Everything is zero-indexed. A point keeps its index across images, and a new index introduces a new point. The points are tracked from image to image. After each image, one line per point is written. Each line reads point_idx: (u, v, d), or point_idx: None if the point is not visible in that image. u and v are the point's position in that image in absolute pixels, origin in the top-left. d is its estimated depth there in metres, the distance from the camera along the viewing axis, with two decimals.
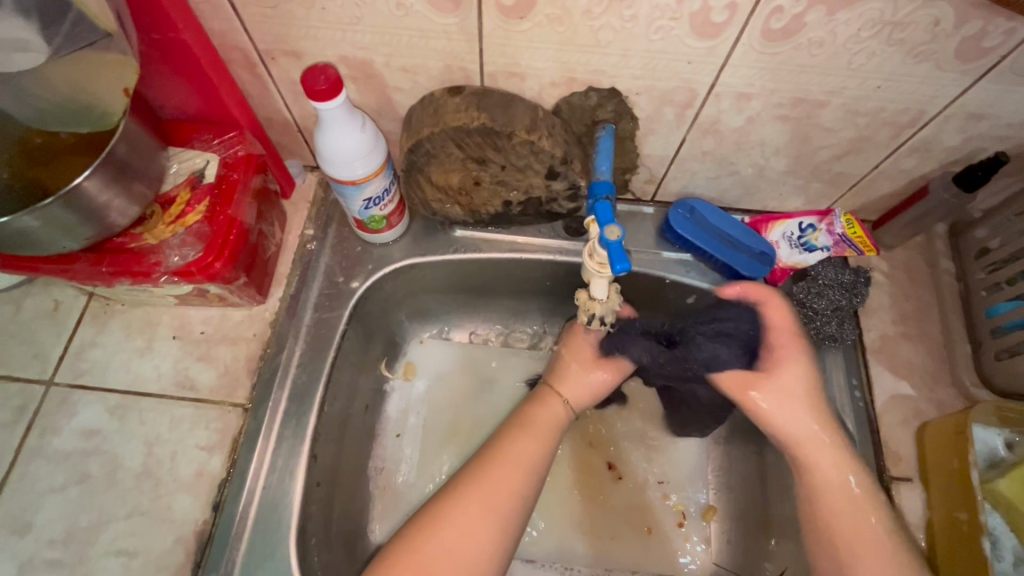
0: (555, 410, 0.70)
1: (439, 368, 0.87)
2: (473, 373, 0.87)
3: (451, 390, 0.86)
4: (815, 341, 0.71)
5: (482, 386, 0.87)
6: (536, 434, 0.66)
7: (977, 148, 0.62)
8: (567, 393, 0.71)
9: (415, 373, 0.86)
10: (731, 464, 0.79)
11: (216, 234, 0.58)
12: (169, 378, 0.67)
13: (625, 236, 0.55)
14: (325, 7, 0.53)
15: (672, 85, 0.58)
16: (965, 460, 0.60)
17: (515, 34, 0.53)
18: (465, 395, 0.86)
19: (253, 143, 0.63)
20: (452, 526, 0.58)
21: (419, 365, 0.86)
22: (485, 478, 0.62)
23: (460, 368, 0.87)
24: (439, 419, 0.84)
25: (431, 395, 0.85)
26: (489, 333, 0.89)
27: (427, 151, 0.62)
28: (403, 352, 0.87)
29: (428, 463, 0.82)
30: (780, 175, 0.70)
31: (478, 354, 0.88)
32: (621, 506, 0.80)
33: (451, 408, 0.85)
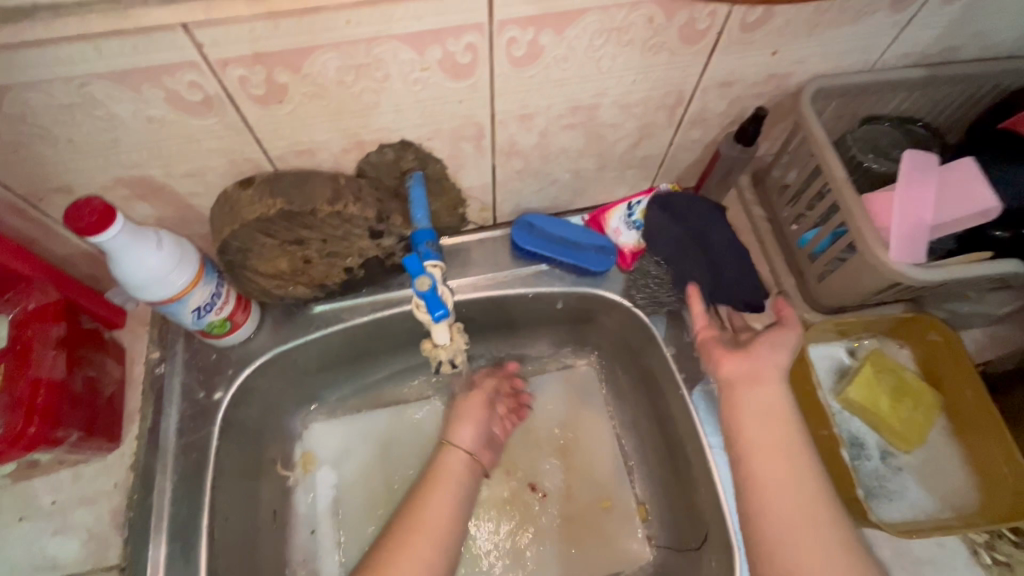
0: (450, 455, 0.76)
1: (342, 447, 0.84)
2: (376, 441, 0.85)
3: (359, 466, 0.83)
4: (670, 303, 0.77)
5: (388, 452, 0.84)
6: (444, 480, 0.72)
7: (743, 107, 0.69)
8: (458, 436, 0.78)
9: (315, 460, 0.83)
10: (646, 447, 0.83)
11: (19, 401, 0.53)
12: (25, 565, 0.60)
13: (434, 284, 0.61)
14: (73, 139, 0.50)
15: (456, 123, 0.60)
16: (812, 380, 0.66)
17: (282, 116, 0.53)
18: (374, 464, 0.83)
19: (48, 291, 0.58)
20: (413, 556, 0.62)
21: (318, 451, 0.83)
22: (420, 506, 0.69)
23: (361, 440, 0.85)
24: (355, 498, 0.81)
25: (340, 479, 0.82)
26: (385, 396, 0.87)
27: (238, 247, 0.60)
28: (299, 443, 0.83)
29: (354, 548, 0.78)
30: (595, 172, 0.75)
31: (378, 419, 0.86)
32: (553, 521, 0.81)
33: (364, 485, 0.82)
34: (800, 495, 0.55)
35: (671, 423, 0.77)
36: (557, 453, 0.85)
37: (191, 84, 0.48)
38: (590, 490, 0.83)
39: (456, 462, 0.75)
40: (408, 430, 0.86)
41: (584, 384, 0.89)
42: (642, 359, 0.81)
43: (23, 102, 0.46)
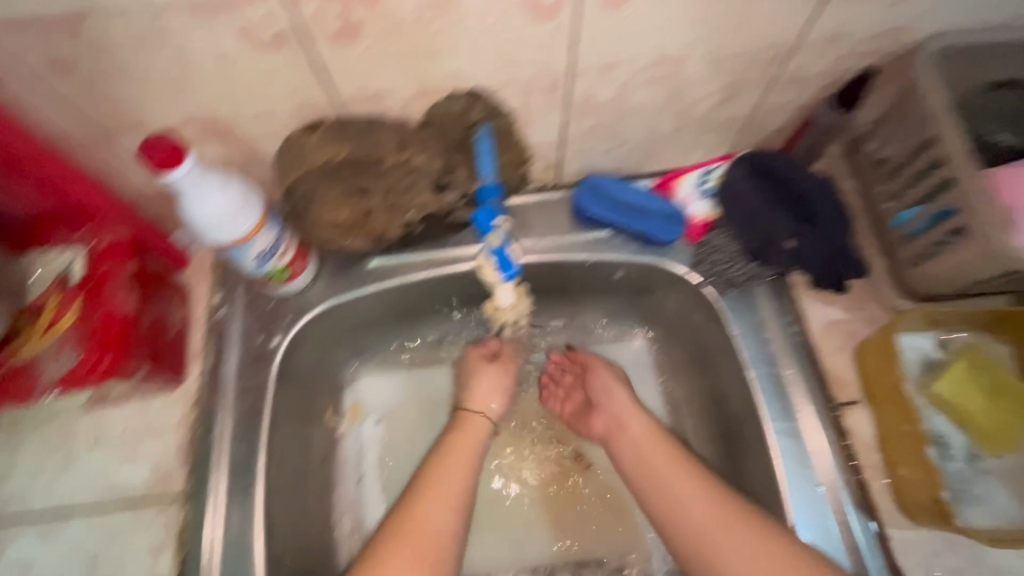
0: (476, 424, 0.74)
1: (391, 403, 0.85)
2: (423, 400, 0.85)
3: (407, 423, 0.84)
4: (741, 283, 0.72)
5: (430, 410, 0.84)
6: (465, 448, 0.72)
7: (847, 67, 0.62)
8: (484, 402, 0.77)
9: (364, 412, 0.84)
10: (699, 428, 0.80)
11: (95, 331, 0.54)
12: (98, 488, 0.64)
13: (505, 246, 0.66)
14: (146, 73, 0.49)
15: (532, 72, 0.56)
16: (897, 372, 0.62)
17: (353, 56, 0.51)
18: (416, 422, 0.84)
19: (119, 227, 0.59)
20: (427, 523, 0.63)
21: (366, 403, 0.84)
22: (444, 463, 0.70)
23: (409, 398, 0.85)
24: (402, 453, 0.82)
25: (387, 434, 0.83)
26: (433, 356, 0.86)
27: (303, 195, 0.59)
28: (347, 395, 0.84)
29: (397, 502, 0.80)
30: (671, 134, 0.70)
31: (424, 377, 0.86)
32: (594, 494, 0.81)
33: (411, 440, 0.83)
34: (719, 530, 0.60)
35: (729, 405, 0.74)
36: None
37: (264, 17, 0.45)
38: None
39: (478, 424, 0.75)
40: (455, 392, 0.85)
41: (637, 359, 0.86)
42: (703, 336, 0.77)
43: (99, 30, 0.45)
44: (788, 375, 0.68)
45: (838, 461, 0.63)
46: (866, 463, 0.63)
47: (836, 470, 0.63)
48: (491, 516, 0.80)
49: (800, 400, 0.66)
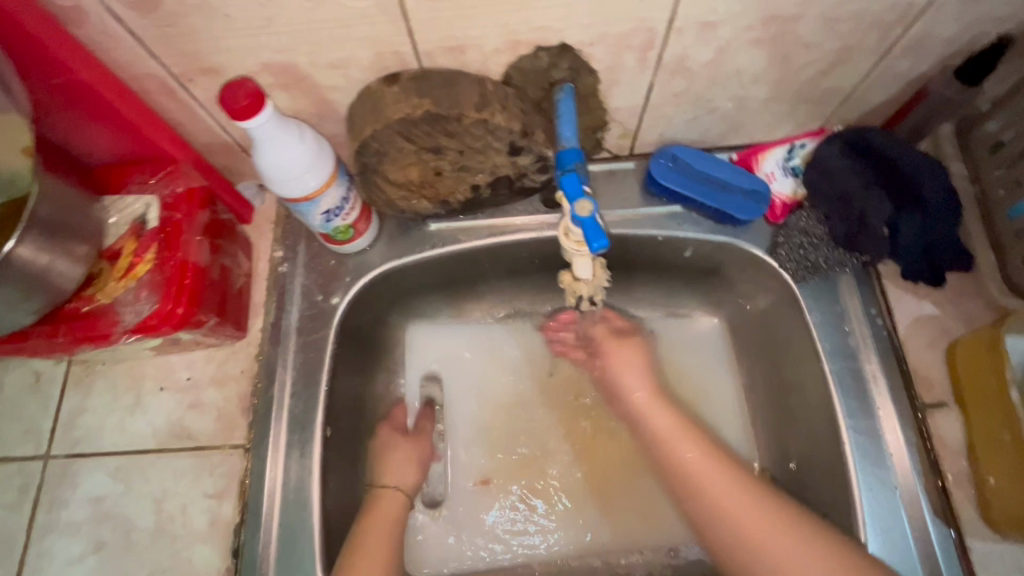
0: (390, 497, 0.66)
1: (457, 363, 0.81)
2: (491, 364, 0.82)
3: (470, 389, 0.81)
4: (824, 269, 0.67)
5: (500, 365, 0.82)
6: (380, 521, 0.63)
7: (979, 35, 0.55)
8: (394, 477, 0.68)
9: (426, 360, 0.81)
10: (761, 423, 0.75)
11: (170, 281, 0.54)
12: (164, 431, 0.65)
13: (597, 210, 0.54)
14: (229, 14, 0.47)
15: (627, 28, 0.52)
16: (1002, 377, 0.56)
17: (442, 3, 0.47)
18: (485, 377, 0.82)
19: (192, 175, 0.59)
20: None
21: (428, 352, 0.81)
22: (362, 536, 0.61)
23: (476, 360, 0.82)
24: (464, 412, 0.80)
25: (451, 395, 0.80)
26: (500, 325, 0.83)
27: (376, 150, 0.57)
28: (409, 342, 0.81)
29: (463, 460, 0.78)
30: (763, 104, 0.64)
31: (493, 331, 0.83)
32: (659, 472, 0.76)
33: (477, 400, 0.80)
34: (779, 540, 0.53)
35: (796, 397, 0.70)
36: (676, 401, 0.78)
37: None
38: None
39: (394, 498, 0.66)
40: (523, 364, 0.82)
41: (702, 337, 0.81)
42: (772, 325, 0.73)
43: None
44: (868, 369, 0.64)
45: (917, 464, 0.60)
46: (948, 468, 0.59)
47: (915, 472, 0.60)
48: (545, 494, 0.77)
49: (880, 396, 0.63)
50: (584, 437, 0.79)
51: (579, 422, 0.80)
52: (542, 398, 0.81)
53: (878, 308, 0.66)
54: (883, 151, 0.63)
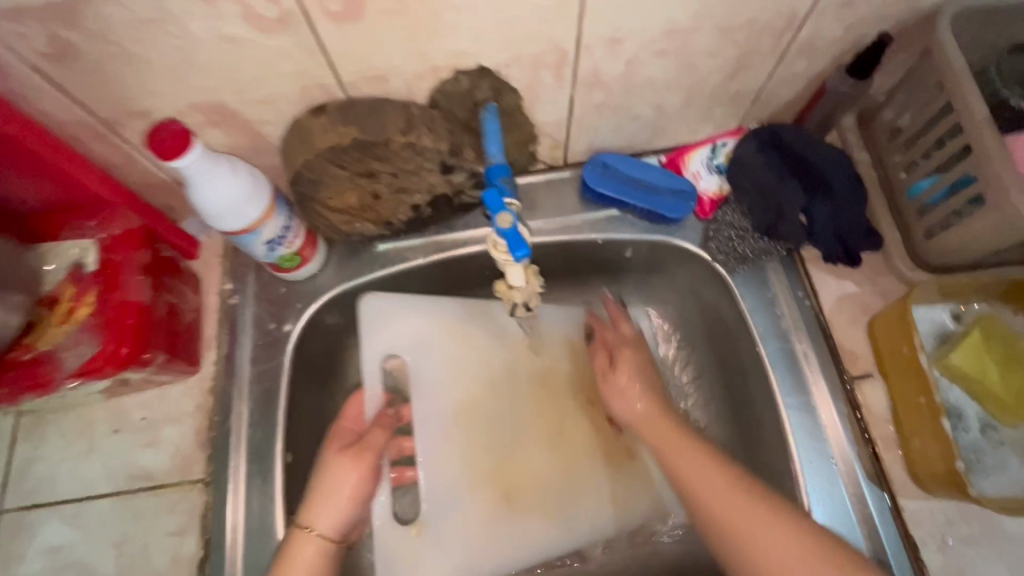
0: (308, 546, 0.57)
1: (416, 367, 0.69)
2: (457, 378, 0.71)
3: (442, 380, 0.70)
4: (752, 258, 0.71)
5: (471, 341, 0.73)
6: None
7: (862, 34, 0.60)
8: (318, 519, 0.58)
9: (388, 345, 0.69)
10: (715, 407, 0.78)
11: (113, 323, 0.54)
12: (120, 473, 0.65)
13: (517, 221, 0.57)
14: (150, 60, 0.49)
15: (538, 49, 0.55)
16: (914, 345, 0.61)
17: (357, 37, 0.50)
18: (458, 356, 0.72)
19: (130, 217, 0.59)
20: None
21: (387, 330, 0.69)
22: None
23: (434, 360, 0.70)
24: (435, 443, 0.67)
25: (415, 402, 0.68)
26: (456, 321, 0.73)
27: (311, 178, 0.59)
28: (362, 316, 0.69)
29: (442, 468, 0.67)
30: (681, 108, 0.69)
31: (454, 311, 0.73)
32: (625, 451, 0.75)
33: (446, 422, 0.68)
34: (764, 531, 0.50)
35: (741, 380, 0.73)
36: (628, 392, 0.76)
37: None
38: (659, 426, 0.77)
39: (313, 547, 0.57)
40: (487, 359, 0.73)
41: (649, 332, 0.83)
42: (713, 315, 0.77)
43: (101, 15, 0.44)
44: (799, 350, 0.68)
45: (850, 434, 0.64)
46: (877, 433, 0.63)
47: (848, 442, 0.64)
48: (531, 491, 0.70)
49: (812, 374, 0.67)
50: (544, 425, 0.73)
51: (547, 419, 0.74)
52: (504, 388, 0.73)
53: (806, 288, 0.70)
54: (791, 146, 0.68)
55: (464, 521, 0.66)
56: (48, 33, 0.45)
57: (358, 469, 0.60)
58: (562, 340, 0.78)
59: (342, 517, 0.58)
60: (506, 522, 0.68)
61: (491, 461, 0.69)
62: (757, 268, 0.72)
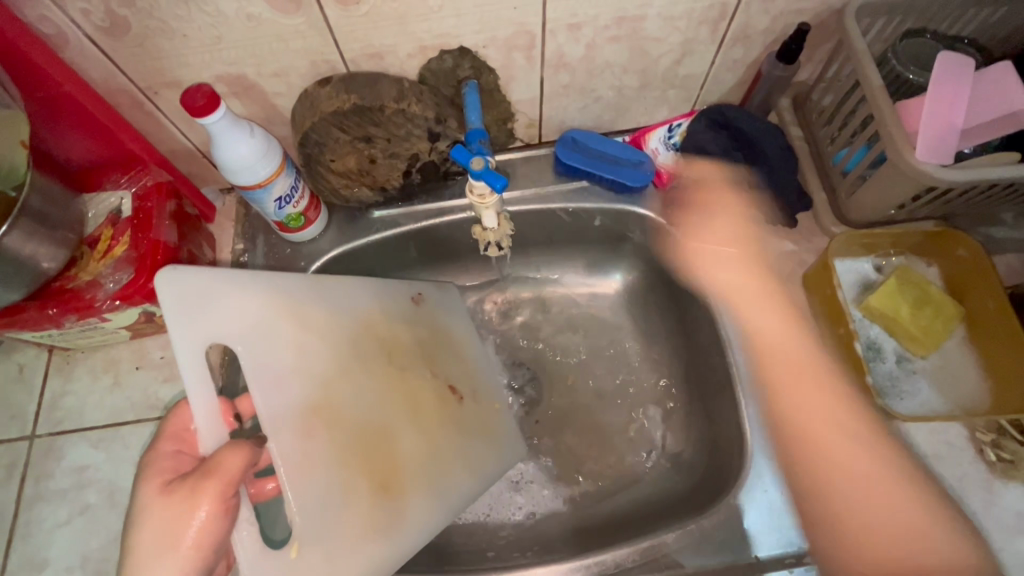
0: None
1: (253, 359, 0.54)
2: (301, 361, 0.57)
3: (291, 370, 0.56)
4: (703, 221, 0.80)
5: (306, 322, 0.60)
6: None
7: (786, 25, 0.71)
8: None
9: (210, 337, 0.52)
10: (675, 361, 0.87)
11: (144, 257, 0.64)
12: (141, 405, 0.73)
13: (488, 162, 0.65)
14: (186, 34, 0.59)
15: (510, 32, 0.65)
16: (834, 286, 0.70)
17: (358, 18, 0.60)
18: (298, 339, 0.58)
19: (160, 173, 0.69)
20: None
21: (212, 317, 0.53)
22: None
23: (275, 346, 0.56)
24: (292, 444, 0.53)
25: (256, 389, 0.53)
26: (288, 297, 0.60)
27: (317, 140, 0.69)
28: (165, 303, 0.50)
29: (303, 474, 0.53)
30: (638, 91, 0.79)
31: (278, 289, 0.60)
32: (475, 421, 0.75)
33: (297, 411, 0.55)
34: None
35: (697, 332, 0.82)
36: (461, 366, 0.78)
37: None
38: (487, 391, 0.80)
39: None
40: (331, 332, 0.62)
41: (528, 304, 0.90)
42: (671, 273, 0.86)
43: None
44: (745, 300, 0.77)
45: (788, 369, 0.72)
46: None
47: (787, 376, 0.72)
48: (406, 474, 0.62)
49: (756, 320, 0.75)
50: (399, 402, 0.65)
51: (405, 388, 0.67)
52: (349, 369, 0.62)
53: (751, 246, 0.80)
54: (735, 122, 0.77)
55: (346, 524, 0.55)
56: (106, 8, 0.55)
57: (199, 506, 0.48)
58: (390, 315, 0.72)
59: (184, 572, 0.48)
60: (387, 512, 0.59)
61: (358, 453, 0.58)
62: (709, 230, 0.81)
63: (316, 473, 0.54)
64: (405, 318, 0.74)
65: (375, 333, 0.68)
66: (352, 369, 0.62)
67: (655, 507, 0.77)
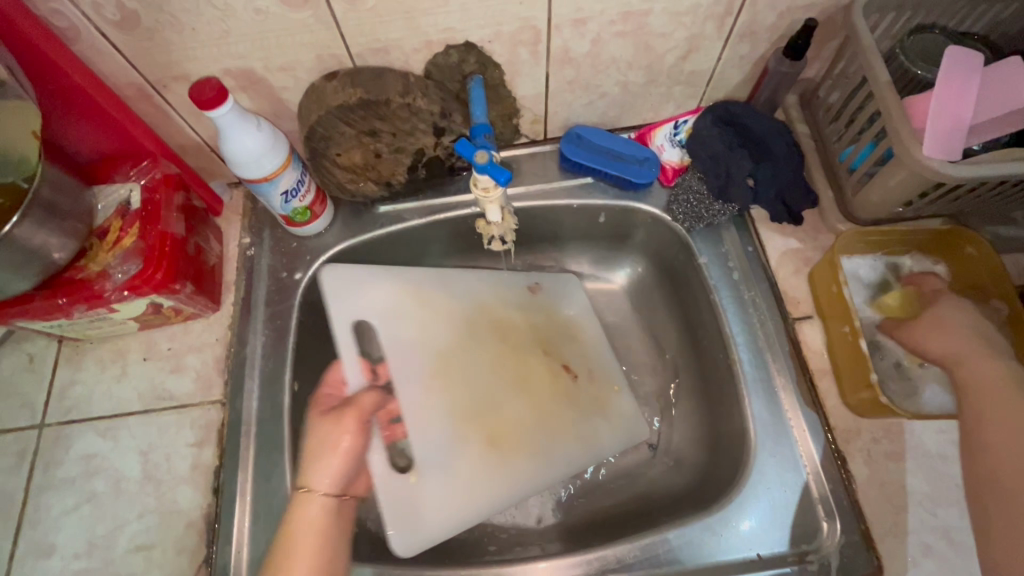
0: (312, 504, 0.59)
1: (387, 331, 0.73)
2: (425, 336, 0.74)
3: (412, 342, 0.74)
4: (708, 218, 0.80)
5: (427, 303, 0.76)
6: (305, 541, 0.57)
7: (793, 21, 0.71)
8: (314, 479, 0.60)
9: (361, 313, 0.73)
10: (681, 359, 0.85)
11: (152, 248, 0.65)
12: (148, 395, 0.74)
13: (492, 156, 0.64)
14: (195, 28, 0.60)
15: (516, 27, 0.66)
16: (840, 283, 0.70)
17: (364, 13, 0.61)
18: (425, 319, 0.75)
19: (168, 166, 0.70)
20: None
21: (356, 300, 0.73)
22: (287, 549, 0.57)
23: (405, 324, 0.74)
24: (414, 397, 0.70)
25: (390, 354, 0.72)
26: (417, 288, 0.77)
27: (323, 134, 0.69)
28: (324, 285, 0.73)
29: (423, 420, 0.70)
30: (644, 87, 0.79)
31: (412, 278, 0.78)
32: (588, 399, 0.80)
33: (422, 372, 0.72)
34: None
35: (699, 329, 0.81)
36: (577, 341, 0.84)
37: None
38: (606, 373, 0.83)
39: (317, 502, 0.60)
40: (448, 314, 0.77)
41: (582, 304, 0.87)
42: (675, 269, 0.85)
43: None
44: (749, 297, 0.77)
45: (792, 366, 0.72)
46: (814, 365, 0.72)
47: (791, 373, 0.72)
48: (513, 434, 0.74)
49: (760, 318, 0.75)
50: (514, 377, 0.77)
51: (518, 365, 0.78)
52: (464, 345, 0.76)
53: (756, 244, 0.79)
54: (740, 119, 0.78)
55: (458, 467, 0.70)
56: (117, 2, 0.55)
57: (346, 428, 0.63)
58: (507, 301, 0.82)
59: (341, 470, 0.61)
60: (496, 462, 0.72)
61: (470, 411, 0.73)
62: (715, 226, 0.81)
63: (439, 421, 0.71)
64: (517, 305, 0.83)
65: (492, 315, 0.80)
66: (466, 342, 0.76)
67: (660, 503, 0.77)
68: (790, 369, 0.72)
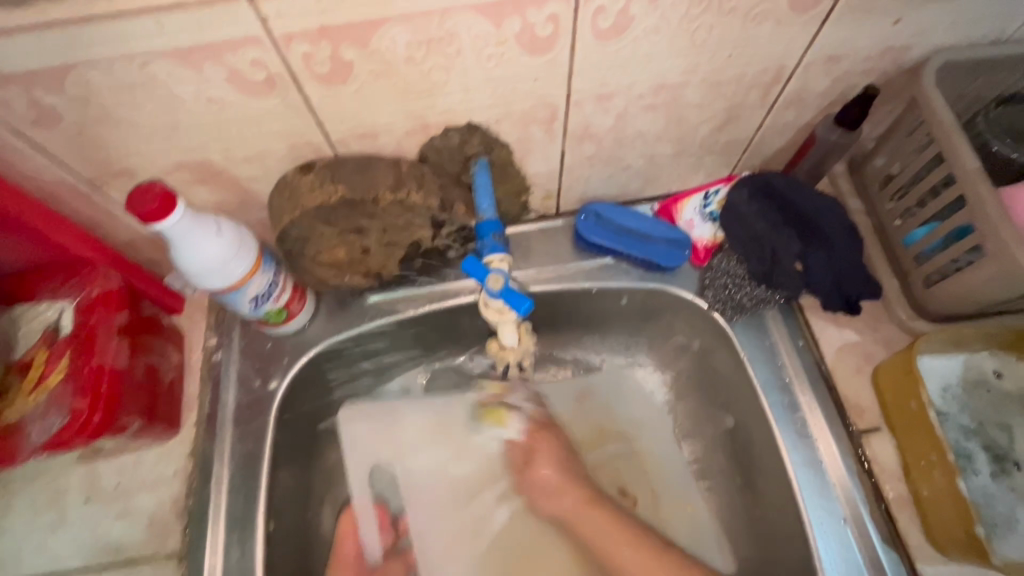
0: None
1: (407, 469, 0.74)
2: (452, 473, 0.74)
3: (435, 478, 0.74)
4: (751, 308, 0.69)
5: (456, 433, 0.75)
6: None
7: (849, 87, 0.61)
8: None
9: (388, 450, 0.74)
10: (726, 468, 0.73)
11: (84, 389, 0.52)
12: (91, 547, 0.61)
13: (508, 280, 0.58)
14: (135, 121, 0.48)
15: (529, 105, 0.55)
16: (921, 401, 0.59)
17: (345, 97, 0.50)
18: (452, 453, 0.75)
19: (109, 276, 0.58)
20: None
21: (380, 437, 0.74)
22: None
23: (426, 460, 0.74)
24: (437, 542, 0.71)
25: (408, 495, 0.73)
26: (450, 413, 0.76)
27: (298, 235, 0.57)
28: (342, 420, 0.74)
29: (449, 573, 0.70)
30: (672, 158, 0.68)
31: (452, 405, 0.77)
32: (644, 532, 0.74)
33: (443, 516, 0.72)
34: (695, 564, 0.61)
35: (745, 437, 0.70)
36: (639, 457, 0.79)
37: (253, 63, 0.44)
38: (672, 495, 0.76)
39: None
40: (479, 444, 0.75)
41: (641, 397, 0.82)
42: (711, 358, 0.74)
43: (85, 80, 0.43)
44: (803, 401, 0.66)
45: (862, 492, 0.61)
46: (889, 491, 0.61)
47: (860, 499, 0.61)
48: None
49: (818, 429, 0.64)
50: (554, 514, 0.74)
51: (558, 504, 0.74)
52: (493, 477, 0.74)
53: (807, 337, 0.69)
54: (784, 195, 0.67)
55: None
56: (30, 97, 0.44)
57: None
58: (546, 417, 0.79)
59: None
60: None
61: (500, 560, 0.71)
62: (755, 314, 0.70)
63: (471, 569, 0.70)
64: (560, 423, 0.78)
65: None
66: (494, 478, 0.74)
67: None
68: (859, 494, 0.61)
